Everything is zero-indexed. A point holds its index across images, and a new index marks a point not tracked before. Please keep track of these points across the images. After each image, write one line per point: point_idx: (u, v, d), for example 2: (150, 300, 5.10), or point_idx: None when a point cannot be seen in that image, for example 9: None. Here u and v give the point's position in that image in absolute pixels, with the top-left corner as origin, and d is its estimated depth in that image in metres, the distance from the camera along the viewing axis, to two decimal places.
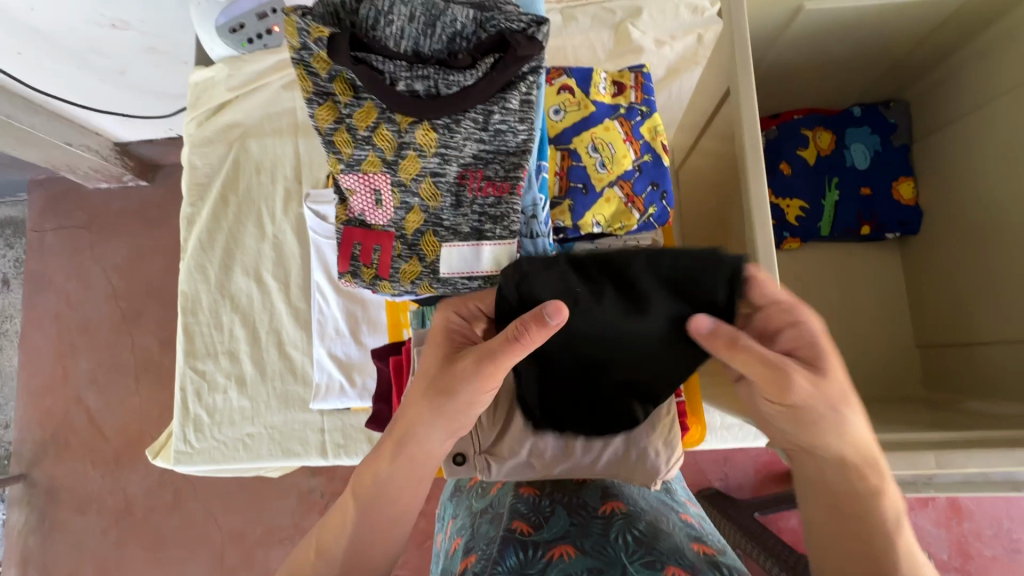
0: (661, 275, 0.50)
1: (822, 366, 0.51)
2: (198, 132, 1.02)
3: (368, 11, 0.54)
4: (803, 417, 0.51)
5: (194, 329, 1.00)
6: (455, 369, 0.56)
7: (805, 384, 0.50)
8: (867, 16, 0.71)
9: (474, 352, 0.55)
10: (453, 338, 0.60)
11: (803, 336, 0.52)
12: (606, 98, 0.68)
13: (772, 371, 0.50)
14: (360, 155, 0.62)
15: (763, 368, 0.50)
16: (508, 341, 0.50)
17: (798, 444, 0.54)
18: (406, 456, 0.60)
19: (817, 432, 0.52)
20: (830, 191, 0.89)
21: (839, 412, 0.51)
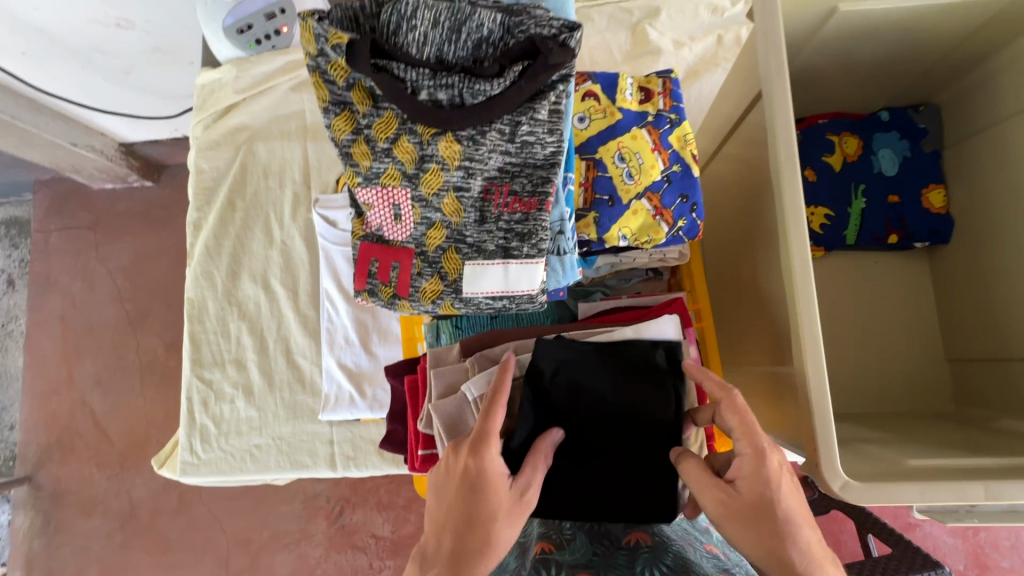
0: (622, 427, 0.60)
1: (751, 496, 0.51)
2: (204, 136, 0.99)
3: (389, 16, 0.51)
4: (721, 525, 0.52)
5: (201, 337, 0.98)
6: (495, 525, 0.51)
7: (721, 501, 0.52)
8: (902, 18, 0.68)
9: (513, 501, 0.53)
10: (479, 482, 0.52)
11: (744, 467, 0.51)
12: (633, 105, 0.66)
13: (711, 488, 0.53)
14: (379, 168, 0.59)
15: (700, 487, 0.53)
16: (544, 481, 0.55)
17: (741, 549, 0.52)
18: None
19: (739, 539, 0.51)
20: (857, 199, 0.86)
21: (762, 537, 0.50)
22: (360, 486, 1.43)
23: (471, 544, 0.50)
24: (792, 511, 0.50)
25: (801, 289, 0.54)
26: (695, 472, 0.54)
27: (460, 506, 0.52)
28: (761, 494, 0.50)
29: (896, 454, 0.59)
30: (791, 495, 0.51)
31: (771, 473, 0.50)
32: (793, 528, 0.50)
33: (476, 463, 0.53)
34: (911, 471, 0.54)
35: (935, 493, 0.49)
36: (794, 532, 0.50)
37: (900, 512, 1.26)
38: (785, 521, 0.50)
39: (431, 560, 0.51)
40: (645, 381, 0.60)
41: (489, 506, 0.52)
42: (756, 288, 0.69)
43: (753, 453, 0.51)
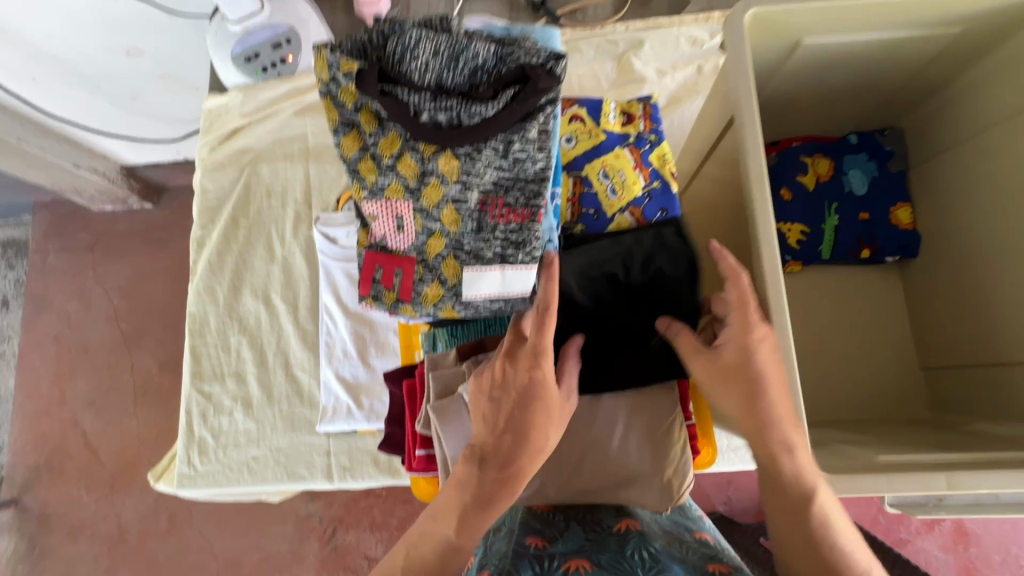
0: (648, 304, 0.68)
1: (742, 359, 0.56)
2: (210, 157, 1.05)
3: (394, 47, 0.56)
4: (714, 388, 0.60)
5: (201, 351, 1.00)
6: (547, 424, 0.58)
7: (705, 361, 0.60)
8: (862, 51, 0.74)
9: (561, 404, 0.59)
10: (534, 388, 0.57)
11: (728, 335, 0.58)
12: (615, 127, 0.71)
13: (700, 355, 0.60)
14: (384, 182, 0.64)
15: (692, 354, 0.61)
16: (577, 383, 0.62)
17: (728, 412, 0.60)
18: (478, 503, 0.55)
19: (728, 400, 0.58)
20: (830, 216, 0.91)
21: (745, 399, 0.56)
22: (354, 505, 1.43)
23: (525, 441, 0.57)
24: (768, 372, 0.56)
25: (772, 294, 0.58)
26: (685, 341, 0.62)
27: (519, 412, 0.57)
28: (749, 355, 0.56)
29: (870, 452, 0.62)
30: (778, 363, 0.56)
31: (754, 340, 0.56)
32: (766, 386, 0.56)
33: (530, 376, 0.57)
34: (881, 464, 0.57)
35: (901, 483, 0.53)
36: (769, 386, 0.56)
37: (891, 527, 1.28)
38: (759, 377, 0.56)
39: (484, 456, 0.57)
40: (661, 261, 0.66)
41: (543, 412, 0.57)
42: None
43: (740, 321, 0.57)
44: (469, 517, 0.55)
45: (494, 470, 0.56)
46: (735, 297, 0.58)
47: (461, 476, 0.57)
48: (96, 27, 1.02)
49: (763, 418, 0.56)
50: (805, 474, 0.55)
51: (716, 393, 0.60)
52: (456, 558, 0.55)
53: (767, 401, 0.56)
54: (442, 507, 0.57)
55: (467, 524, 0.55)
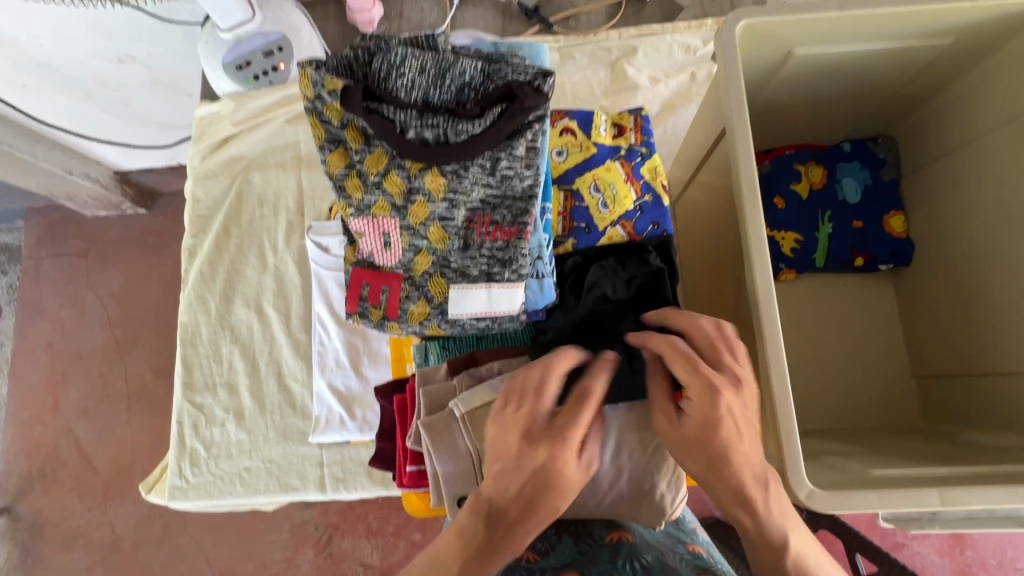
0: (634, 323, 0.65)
1: (706, 416, 0.54)
2: (202, 165, 1.04)
3: (380, 64, 0.57)
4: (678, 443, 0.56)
5: (193, 361, 1.00)
6: (559, 502, 0.55)
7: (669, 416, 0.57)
8: (854, 61, 0.73)
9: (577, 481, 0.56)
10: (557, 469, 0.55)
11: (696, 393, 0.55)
12: (607, 140, 0.71)
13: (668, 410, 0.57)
14: (370, 200, 0.63)
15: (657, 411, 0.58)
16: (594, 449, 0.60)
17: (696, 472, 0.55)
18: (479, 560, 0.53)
19: (693, 458, 0.55)
20: (824, 224, 0.90)
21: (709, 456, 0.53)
22: (349, 512, 1.42)
23: (534, 515, 0.55)
24: (733, 435, 0.54)
25: (764, 306, 0.57)
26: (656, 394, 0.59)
27: (536, 488, 0.54)
28: (713, 412, 0.54)
29: (863, 466, 0.62)
30: (743, 428, 0.54)
31: (718, 406, 0.54)
32: (732, 453, 0.53)
33: (553, 456, 0.54)
34: (873, 479, 0.57)
35: (893, 499, 0.53)
36: (736, 445, 0.53)
37: (887, 532, 1.27)
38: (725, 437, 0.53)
39: (489, 517, 0.55)
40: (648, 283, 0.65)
41: (559, 494, 0.55)
42: (731, 306, 0.73)
43: (703, 378, 0.55)
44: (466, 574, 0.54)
45: (498, 534, 0.54)
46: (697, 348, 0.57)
47: (463, 532, 0.55)
48: (86, 34, 1.01)
49: (728, 485, 0.53)
50: (771, 522, 0.53)
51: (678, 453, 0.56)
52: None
53: (733, 469, 0.53)
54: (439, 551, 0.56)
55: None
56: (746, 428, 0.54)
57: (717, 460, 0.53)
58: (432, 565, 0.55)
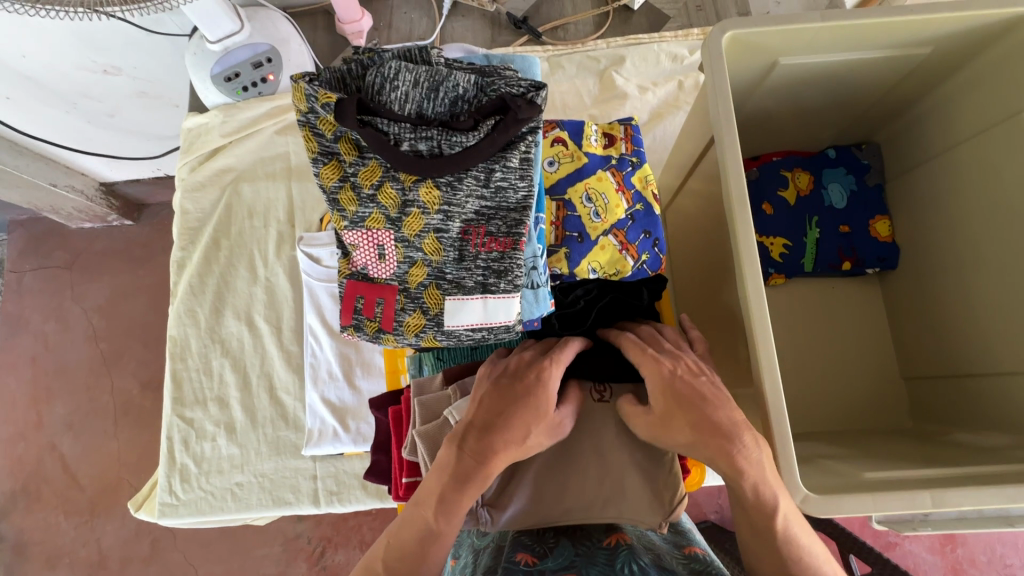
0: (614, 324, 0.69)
1: (668, 383, 0.59)
2: (190, 177, 1.04)
3: (374, 78, 0.57)
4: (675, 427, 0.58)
5: (183, 375, 0.99)
6: (531, 432, 0.58)
7: (648, 412, 0.61)
8: (839, 69, 0.75)
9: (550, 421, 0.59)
10: (532, 396, 0.59)
11: (651, 370, 0.60)
12: (598, 150, 0.71)
13: (642, 404, 0.62)
14: (365, 212, 0.64)
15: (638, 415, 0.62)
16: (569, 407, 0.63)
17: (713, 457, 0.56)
18: (454, 486, 0.55)
19: (688, 435, 0.57)
20: (811, 229, 0.92)
21: (698, 433, 0.56)
22: (342, 525, 1.40)
23: (507, 441, 0.57)
24: (701, 397, 0.58)
25: (756, 311, 0.58)
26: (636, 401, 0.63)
27: (513, 413, 0.58)
28: (669, 379, 0.60)
29: (856, 468, 0.62)
30: (704, 386, 0.59)
31: (666, 373, 0.60)
32: (707, 411, 0.57)
33: (538, 378, 0.60)
34: (867, 482, 0.57)
35: (887, 502, 0.53)
36: (713, 405, 0.57)
37: (879, 532, 1.28)
38: (694, 398, 0.58)
39: (469, 441, 0.57)
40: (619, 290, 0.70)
41: (533, 421, 0.58)
42: (723, 311, 0.74)
43: (643, 358, 0.62)
44: (442, 500, 0.55)
45: (473, 461, 0.56)
46: (633, 347, 0.63)
47: (444, 460, 0.57)
48: (72, 46, 1.00)
49: (717, 445, 0.55)
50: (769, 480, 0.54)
51: (673, 438, 0.59)
52: (433, 546, 0.55)
53: (718, 424, 0.56)
54: (423, 494, 0.57)
55: (444, 506, 0.55)
56: (713, 393, 0.58)
57: (710, 429, 0.56)
58: (417, 508, 0.56)
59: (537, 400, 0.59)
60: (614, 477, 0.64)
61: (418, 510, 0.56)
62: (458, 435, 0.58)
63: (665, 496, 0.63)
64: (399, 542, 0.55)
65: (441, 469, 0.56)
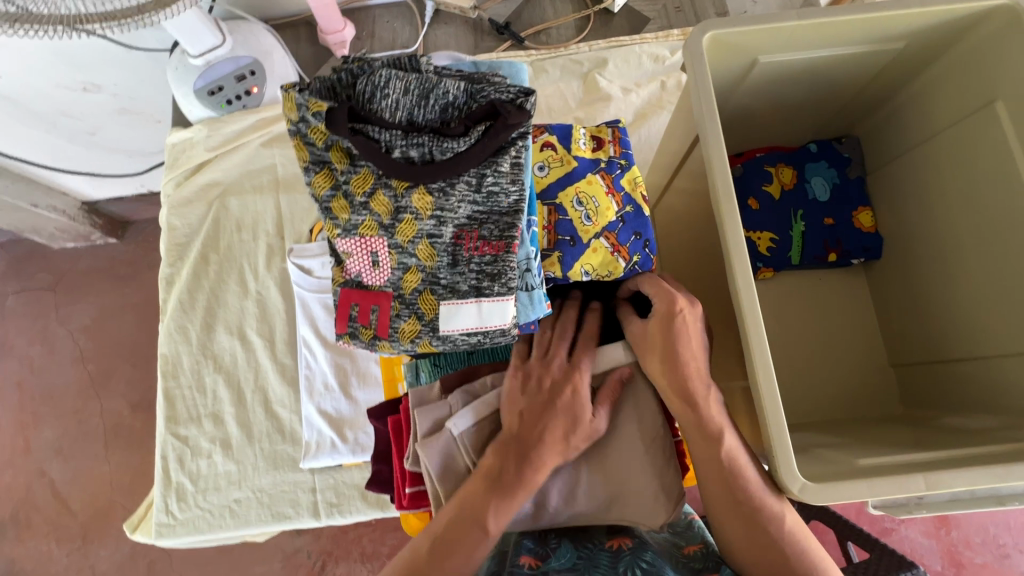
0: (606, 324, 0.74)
1: (668, 317, 0.61)
2: (177, 193, 1.03)
3: (364, 85, 0.59)
4: (648, 350, 0.62)
5: (175, 393, 0.98)
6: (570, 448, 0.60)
7: (636, 329, 0.64)
8: (816, 66, 0.77)
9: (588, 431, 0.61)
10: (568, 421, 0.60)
11: (660, 299, 0.62)
12: (587, 153, 0.72)
13: (635, 323, 0.65)
14: (357, 219, 0.64)
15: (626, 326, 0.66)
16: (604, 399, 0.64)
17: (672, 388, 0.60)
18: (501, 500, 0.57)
19: (657, 359, 0.61)
20: (796, 222, 0.93)
21: (671, 361, 0.60)
22: (342, 537, 1.39)
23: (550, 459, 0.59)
24: (685, 335, 0.60)
25: (746, 302, 0.59)
26: (628, 317, 0.67)
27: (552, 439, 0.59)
28: (671, 314, 0.61)
29: (851, 455, 0.63)
30: (693, 330, 0.61)
31: (673, 309, 0.61)
32: (681, 348, 0.60)
33: (569, 405, 0.60)
34: (862, 468, 0.58)
35: (882, 486, 0.54)
36: (688, 347, 0.60)
37: (876, 518, 1.30)
38: (678, 337, 0.60)
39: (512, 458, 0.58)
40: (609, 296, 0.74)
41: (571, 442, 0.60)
42: (716, 306, 0.75)
43: (659, 288, 0.63)
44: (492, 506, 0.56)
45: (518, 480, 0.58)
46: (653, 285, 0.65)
47: (489, 477, 0.58)
48: (50, 64, 0.99)
49: (671, 375, 0.60)
50: (714, 421, 0.59)
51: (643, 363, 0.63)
52: (480, 549, 0.56)
53: (684, 362, 0.60)
54: (470, 498, 0.57)
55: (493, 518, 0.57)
56: (698, 340, 0.61)
57: (676, 361, 0.60)
58: (464, 513, 0.57)
59: (571, 426, 0.60)
60: (617, 478, 0.63)
61: (464, 520, 0.56)
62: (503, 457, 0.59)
63: (671, 492, 0.62)
64: (448, 547, 0.56)
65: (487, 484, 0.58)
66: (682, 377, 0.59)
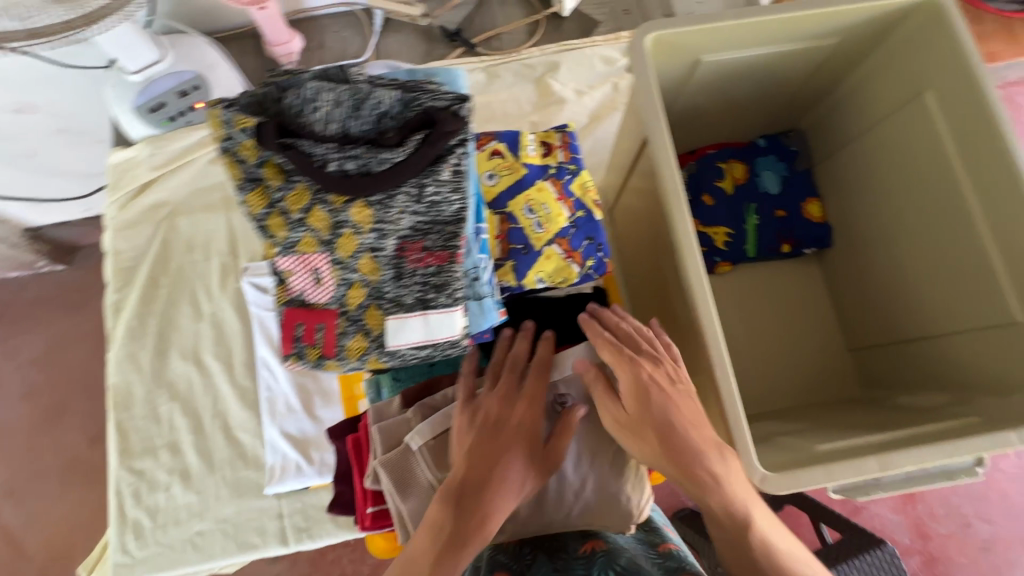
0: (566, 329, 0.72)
1: (647, 395, 0.59)
2: (121, 216, 0.99)
3: (294, 99, 0.57)
4: (640, 434, 0.58)
5: (128, 425, 0.93)
6: (523, 485, 0.57)
7: (612, 411, 0.61)
8: (759, 62, 0.78)
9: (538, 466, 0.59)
10: (520, 455, 0.58)
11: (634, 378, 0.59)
12: (536, 159, 0.71)
13: (610, 400, 0.61)
14: (295, 237, 0.62)
15: (601, 406, 0.62)
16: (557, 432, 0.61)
17: (681, 471, 0.56)
18: (452, 552, 0.52)
19: (652, 442, 0.57)
20: (750, 216, 0.95)
21: (664, 447, 0.57)
22: (320, 560, 1.35)
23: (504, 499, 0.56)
24: (669, 409, 0.58)
25: (700, 298, 0.60)
26: (599, 392, 0.62)
27: (504, 474, 0.56)
28: (652, 393, 0.59)
29: (811, 442, 0.64)
30: (674, 396, 0.59)
31: (643, 381, 0.59)
32: (668, 421, 0.58)
33: (520, 435, 0.59)
34: (822, 454, 0.59)
35: (839, 471, 0.55)
36: (677, 428, 0.57)
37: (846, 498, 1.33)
38: (664, 416, 0.58)
39: (462, 501, 0.54)
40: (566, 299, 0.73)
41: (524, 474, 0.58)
42: (673, 303, 0.75)
43: (627, 366, 0.60)
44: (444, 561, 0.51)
45: (471, 528, 0.53)
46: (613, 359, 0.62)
47: (438, 525, 0.53)
48: None
49: (663, 453, 0.57)
50: (729, 494, 0.55)
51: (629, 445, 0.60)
52: None
53: (676, 437, 0.57)
54: (418, 554, 0.53)
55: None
56: (682, 409, 0.59)
57: (674, 444, 0.57)
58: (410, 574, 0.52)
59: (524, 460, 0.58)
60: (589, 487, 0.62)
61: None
62: (454, 501, 0.54)
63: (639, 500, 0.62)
64: None
65: (435, 533, 0.53)
66: (684, 461, 0.56)
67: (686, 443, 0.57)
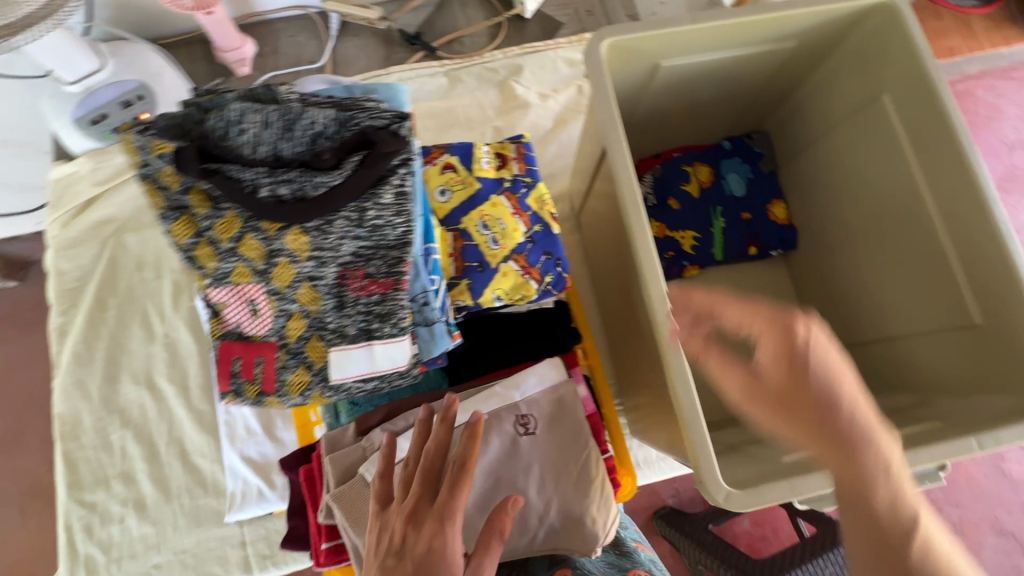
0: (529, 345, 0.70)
1: (795, 355, 0.50)
2: (63, 234, 0.93)
3: (217, 122, 0.54)
4: (791, 398, 0.50)
5: (77, 456, 0.89)
6: None
7: (743, 376, 0.52)
8: (718, 66, 0.77)
9: None
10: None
11: (784, 332, 0.50)
12: (490, 173, 0.69)
13: (741, 363, 0.52)
14: (227, 267, 0.61)
15: (723, 370, 0.53)
16: (488, 540, 0.48)
17: (837, 436, 0.49)
18: None
19: (807, 405, 0.49)
20: (716, 220, 0.94)
21: (818, 410, 0.49)
22: None
23: None
24: (824, 370, 0.49)
25: (661, 313, 0.58)
26: (715, 357, 0.54)
27: None
28: (805, 353, 0.50)
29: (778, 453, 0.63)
30: (827, 354, 0.50)
31: (791, 338, 0.50)
32: (826, 382, 0.49)
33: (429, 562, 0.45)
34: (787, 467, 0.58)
35: (805, 485, 0.55)
36: (832, 392, 0.49)
37: None
38: (820, 378, 0.49)
39: None
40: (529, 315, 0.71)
41: None
42: (637, 314, 0.74)
43: (769, 322, 0.51)
44: None
45: None
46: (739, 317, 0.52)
47: None
48: None
49: (815, 420, 0.49)
50: (888, 466, 0.48)
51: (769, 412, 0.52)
52: None
53: (833, 403, 0.49)
54: None
55: None
56: (834, 369, 0.50)
57: (832, 407, 0.49)
58: None
59: None
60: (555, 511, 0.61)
61: None
62: None
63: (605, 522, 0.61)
64: None
65: None
66: (840, 428, 0.49)
67: (839, 408, 0.49)
